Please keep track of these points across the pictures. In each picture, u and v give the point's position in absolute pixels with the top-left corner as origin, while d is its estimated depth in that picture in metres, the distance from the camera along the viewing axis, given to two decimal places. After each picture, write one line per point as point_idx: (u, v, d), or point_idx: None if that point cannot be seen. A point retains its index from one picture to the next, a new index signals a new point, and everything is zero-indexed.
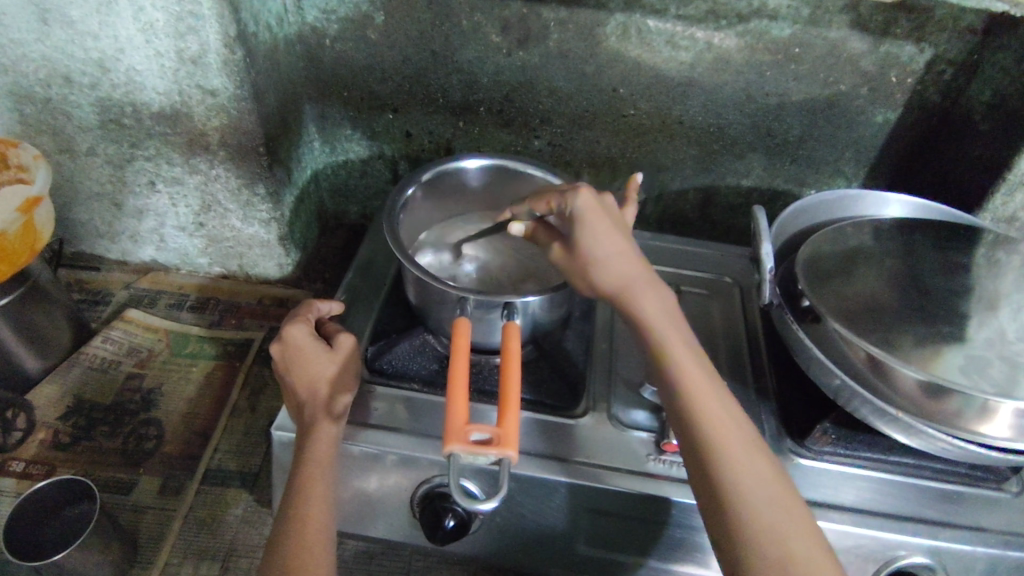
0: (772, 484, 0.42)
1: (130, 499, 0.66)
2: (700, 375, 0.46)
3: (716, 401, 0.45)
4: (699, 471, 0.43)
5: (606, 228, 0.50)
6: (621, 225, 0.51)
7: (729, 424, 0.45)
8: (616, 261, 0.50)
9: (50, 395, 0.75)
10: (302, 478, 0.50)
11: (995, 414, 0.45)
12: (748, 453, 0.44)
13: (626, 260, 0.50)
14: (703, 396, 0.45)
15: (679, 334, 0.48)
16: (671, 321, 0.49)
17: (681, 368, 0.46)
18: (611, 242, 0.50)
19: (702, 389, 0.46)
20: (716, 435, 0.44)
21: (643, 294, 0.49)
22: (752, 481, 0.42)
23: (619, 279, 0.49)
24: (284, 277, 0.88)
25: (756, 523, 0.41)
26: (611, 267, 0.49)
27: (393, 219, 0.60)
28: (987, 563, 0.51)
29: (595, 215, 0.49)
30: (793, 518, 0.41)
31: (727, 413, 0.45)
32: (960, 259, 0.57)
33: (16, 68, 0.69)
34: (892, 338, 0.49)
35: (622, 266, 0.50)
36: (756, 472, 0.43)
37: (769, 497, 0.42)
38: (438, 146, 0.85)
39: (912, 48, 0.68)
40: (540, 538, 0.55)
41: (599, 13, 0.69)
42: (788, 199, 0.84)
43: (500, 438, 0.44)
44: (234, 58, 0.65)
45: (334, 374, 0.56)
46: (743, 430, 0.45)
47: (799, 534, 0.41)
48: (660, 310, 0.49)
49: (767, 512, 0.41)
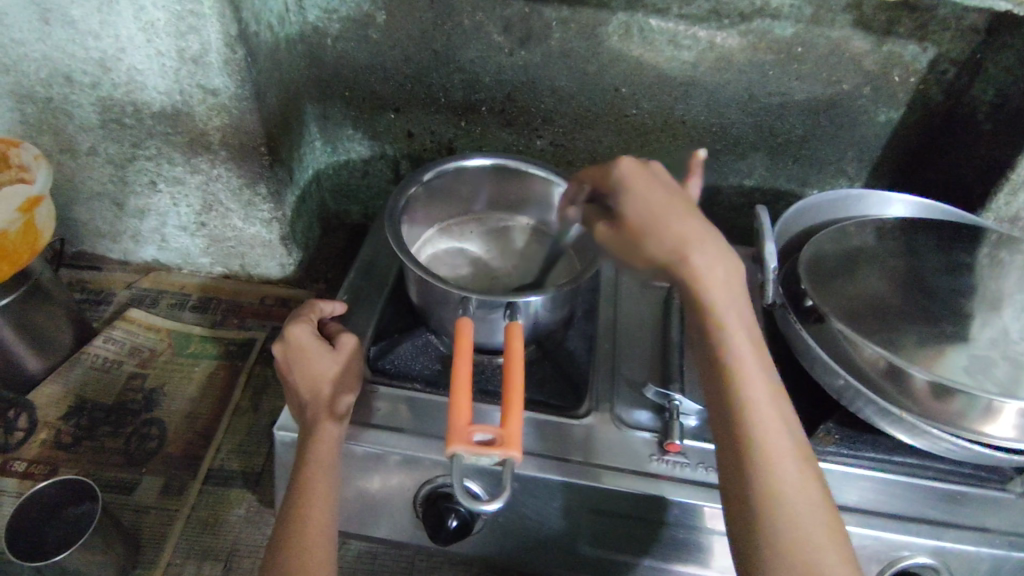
0: (805, 482, 0.41)
1: (133, 499, 0.66)
2: (752, 360, 0.44)
3: (764, 390, 0.43)
4: (734, 462, 0.42)
5: (661, 196, 0.45)
6: (678, 192, 0.46)
7: (773, 416, 0.43)
8: (681, 231, 0.44)
9: (51, 394, 0.75)
10: (304, 480, 0.50)
11: (998, 414, 0.45)
12: (785, 450, 0.42)
13: (688, 225, 0.44)
14: (753, 384, 0.43)
15: (739, 315, 0.44)
16: (733, 303, 0.44)
17: (734, 352, 0.44)
18: (665, 209, 0.45)
19: (751, 376, 0.43)
20: (759, 426, 0.42)
21: (707, 266, 0.43)
22: (787, 478, 0.41)
23: (684, 249, 0.43)
24: (286, 277, 0.88)
25: (782, 520, 0.40)
26: (675, 232, 0.44)
27: (394, 220, 0.60)
28: (991, 563, 0.51)
29: (641, 182, 0.46)
30: (820, 520, 0.40)
31: (773, 404, 0.43)
32: (964, 259, 0.57)
33: (17, 68, 0.69)
34: (896, 339, 0.49)
35: (687, 231, 0.44)
36: (792, 469, 0.41)
37: (799, 496, 0.41)
38: (440, 145, 0.85)
39: (915, 47, 0.68)
40: (544, 539, 0.55)
41: (601, 13, 0.69)
42: (790, 199, 0.84)
43: (504, 439, 0.44)
44: (235, 57, 0.64)
45: (337, 373, 0.56)
46: (786, 424, 0.43)
47: (824, 537, 0.40)
48: (723, 284, 0.44)
49: (796, 510, 0.40)
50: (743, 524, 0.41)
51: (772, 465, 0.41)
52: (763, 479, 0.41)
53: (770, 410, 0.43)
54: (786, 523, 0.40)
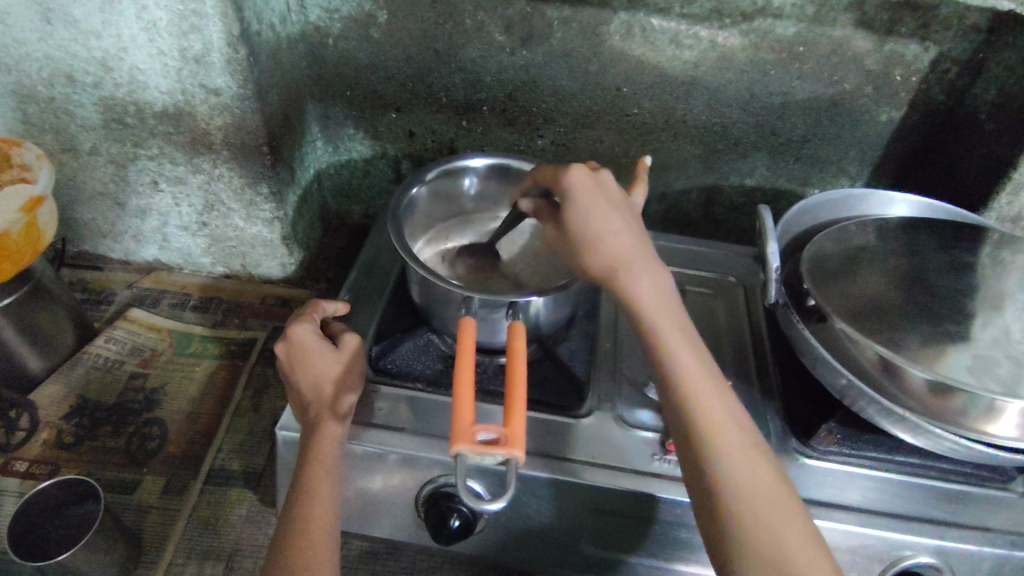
0: (770, 483, 0.41)
1: (134, 499, 0.66)
2: (700, 369, 0.44)
3: (714, 399, 0.43)
4: (696, 471, 0.42)
5: (600, 207, 0.47)
6: (620, 202, 0.48)
7: (728, 422, 0.43)
8: (613, 243, 0.46)
9: (54, 394, 0.75)
10: (307, 480, 0.50)
11: (1001, 413, 0.45)
12: (747, 454, 0.42)
13: (623, 240, 0.46)
14: (703, 394, 0.43)
15: (679, 326, 0.45)
16: (670, 309, 0.45)
17: (680, 367, 0.43)
18: (606, 223, 0.46)
19: (700, 386, 0.43)
20: (714, 433, 0.42)
21: (638, 280, 0.45)
22: (749, 481, 0.41)
23: (617, 260, 0.45)
24: (288, 277, 0.88)
25: (751, 522, 0.40)
26: (609, 248, 0.46)
27: (398, 219, 0.60)
28: (993, 563, 0.51)
29: (585, 192, 0.47)
30: (790, 516, 0.40)
31: (727, 409, 0.43)
32: (966, 259, 0.57)
33: (19, 68, 0.69)
34: (899, 338, 0.49)
35: (620, 246, 0.46)
36: (755, 472, 0.41)
37: (765, 499, 0.40)
38: (441, 145, 0.85)
39: (917, 47, 0.68)
40: (545, 538, 0.55)
41: (603, 12, 0.69)
42: (793, 198, 0.84)
43: (507, 439, 0.44)
44: (237, 57, 0.64)
45: (339, 374, 0.56)
46: (743, 426, 0.43)
47: (796, 533, 0.40)
48: (655, 294, 0.45)
49: (765, 510, 0.40)
50: (713, 530, 0.41)
51: (733, 468, 0.41)
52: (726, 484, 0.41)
53: (724, 417, 0.43)
54: (756, 523, 0.39)
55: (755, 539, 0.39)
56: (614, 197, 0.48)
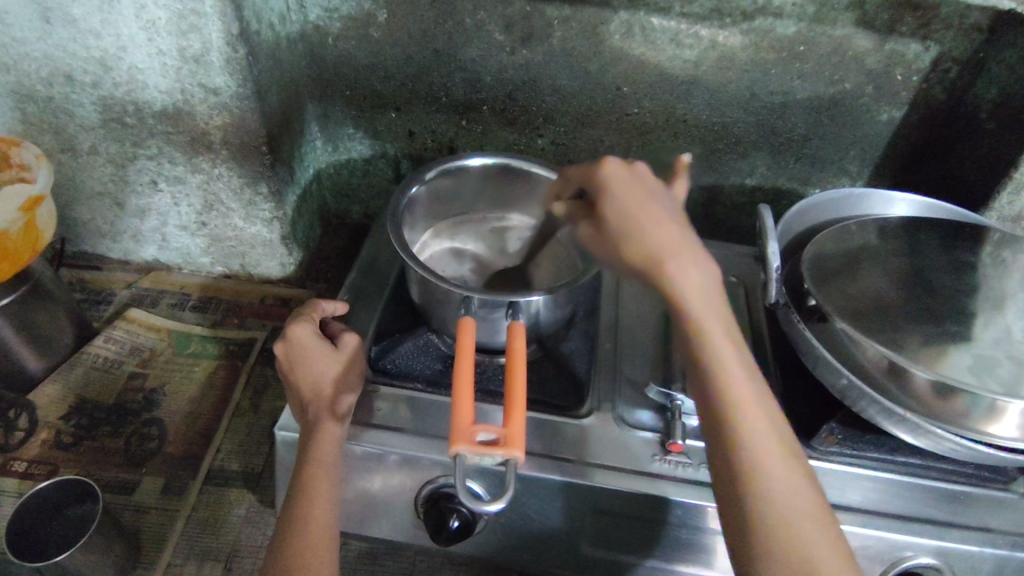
0: (800, 487, 0.41)
1: (133, 499, 0.66)
2: (741, 368, 0.43)
3: (752, 399, 0.42)
4: (727, 471, 0.41)
5: (640, 198, 0.44)
6: (662, 194, 0.45)
7: (764, 424, 0.42)
8: (660, 235, 0.43)
9: (53, 394, 0.75)
10: (305, 480, 0.50)
11: (1003, 414, 0.45)
12: (778, 456, 0.41)
13: (671, 232, 0.43)
14: (742, 394, 0.42)
15: (723, 323, 0.43)
16: (715, 306, 0.43)
17: (721, 366, 0.42)
18: (649, 216, 0.43)
19: (740, 385, 0.42)
20: (749, 435, 0.41)
21: (687, 273, 0.42)
22: (780, 484, 0.40)
23: (665, 252, 0.42)
24: (287, 276, 0.88)
25: (778, 525, 0.39)
26: (654, 240, 0.42)
27: (397, 218, 0.59)
28: (995, 564, 0.51)
29: (625, 184, 0.45)
30: (817, 522, 0.40)
31: (764, 411, 0.42)
32: (967, 258, 0.57)
33: (18, 67, 0.69)
34: (900, 338, 0.49)
35: (665, 237, 0.43)
36: (786, 476, 0.41)
37: (793, 502, 0.40)
38: (441, 145, 0.85)
39: (918, 46, 0.68)
40: (545, 539, 0.55)
41: (603, 11, 0.69)
42: (793, 198, 0.84)
43: (506, 440, 0.43)
44: (236, 56, 0.64)
45: (338, 373, 0.55)
46: (778, 429, 0.42)
47: (821, 538, 0.39)
48: (703, 288, 0.42)
49: (791, 514, 0.40)
50: (738, 530, 0.41)
51: (765, 471, 0.40)
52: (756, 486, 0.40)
53: (761, 419, 0.42)
54: (786, 525, 0.39)
55: (781, 543, 0.39)
56: (654, 188, 0.46)
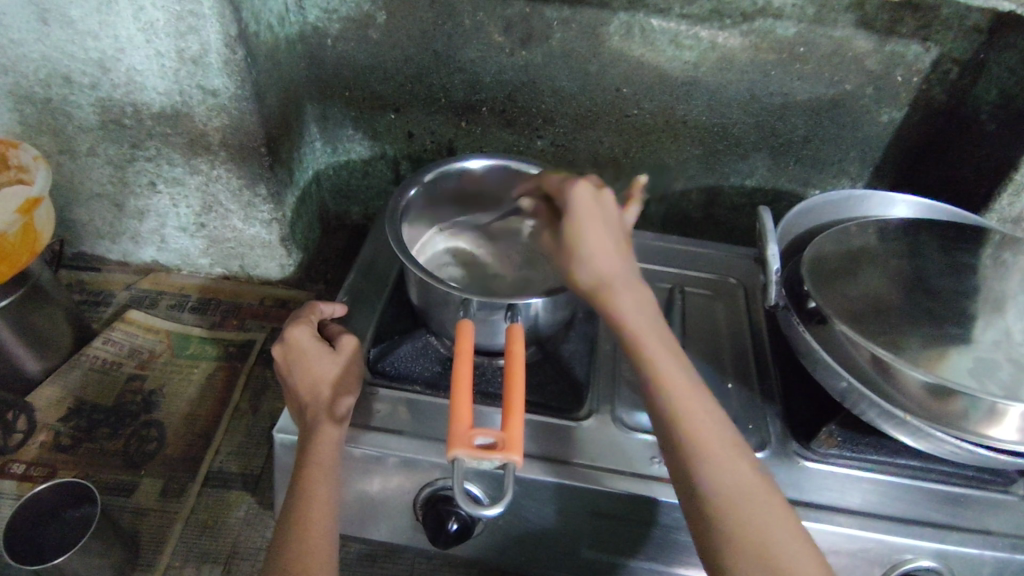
0: (759, 491, 0.41)
1: (132, 501, 0.66)
2: (688, 384, 0.43)
3: (701, 412, 0.42)
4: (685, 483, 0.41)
5: (590, 223, 0.46)
6: (612, 218, 0.47)
7: (716, 434, 0.42)
8: (597, 257, 0.45)
9: (51, 396, 0.74)
10: (304, 483, 0.50)
11: (1003, 417, 0.45)
12: (733, 461, 0.41)
13: (608, 255, 0.45)
14: (689, 407, 0.42)
15: (663, 343, 0.44)
16: (651, 324, 0.45)
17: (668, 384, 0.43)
18: (596, 241, 0.45)
19: (687, 401, 0.42)
20: (700, 446, 0.41)
21: (625, 296, 0.44)
22: (737, 488, 0.40)
23: (603, 272, 0.45)
24: (286, 278, 0.87)
25: (741, 530, 0.39)
26: (600, 263, 0.45)
27: (395, 219, 0.59)
28: (996, 566, 0.51)
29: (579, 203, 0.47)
30: (782, 523, 0.40)
31: (714, 420, 0.42)
32: (967, 260, 0.57)
33: (17, 68, 0.69)
34: (900, 341, 0.49)
35: (607, 260, 0.45)
36: (744, 482, 0.41)
37: (754, 505, 0.40)
38: (440, 146, 0.84)
39: (918, 47, 0.67)
40: (544, 541, 0.55)
41: (603, 12, 0.69)
42: (793, 199, 0.84)
43: (505, 443, 0.43)
44: (235, 58, 0.64)
45: (337, 376, 0.55)
46: (728, 437, 0.42)
47: (788, 537, 0.39)
48: (636, 307, 0.44)
49: (754, 517, 0.40)
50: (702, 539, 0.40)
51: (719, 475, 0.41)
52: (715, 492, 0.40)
53: (711, 429, 0.42)
54: (744, 526, 0.39)
55: (738, 545, 0.39)
56: (605, 210, 0.47)
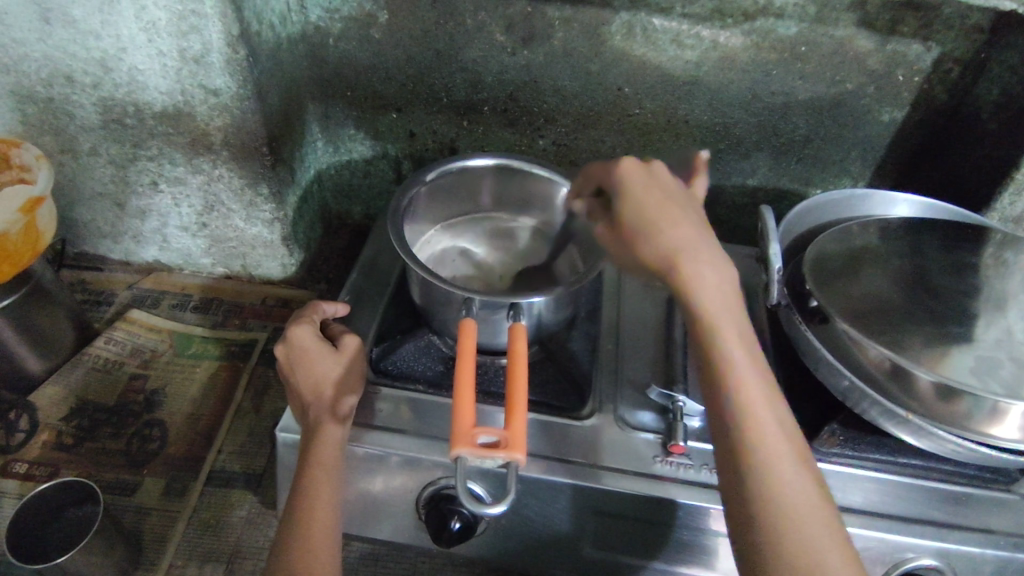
0: (806, 485, 0.40)
1: (134, 500, 0.66)
2: (752, 369, 0.43)
3: (764, 406, 0.42)
4: (734, 470, 0.41)
5: (652, 203, 0.46)
6: (679, 200, 0.47)
7: (777, 431, 0.42)
8: (669, 232, 0.45)
9: (53, 395, 0.74)
10: (307, 482, 0.50)
11: (1005, 414, 0.45)
12: (786, 454, 0.41)
13: (681, 230, 0.45)
14: (754, 400, 0.42)
15: (735, 328, 0.44)
16: (726, 306, 0.44)
17: (736, 373, 0.43)
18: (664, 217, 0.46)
19: (749, 386, 0.42)
20: (759, 438, 0.41)
21: (704, 276, 0.44)
22: (786, 482, 0.40)
23: (675, 247, 0.44)
24: (288, 277, 0.88)
25: (788, 528, 0.39)
26: (671, 240, 0.44)
27: (398, 220, 0.59)
28: (997, 565, 0.51)
29: (644, 183, 0.48)
30: (827, 528, 0.39)
31: (774, 414, 0.42)
32: (969, 259, 0.57)
33: (18, 68, 0.69)
34: (902, 339, 0.49)
35: (683, 237, 0.45)
36: (796, 482, 0.40)
37: (801, 501, 0.40)
38: (441, 145, 0.85)
39: (919, 47, 0.68)
40: (547, 540, 0.55)
41: (604, 12, 0.69)
42: (794, 199, 0.84)
43: (508, 443, 0.43)
44: (237, 57, 0.64)
45: (340, 376, 0.55)
46: (785, 428, 0.42)
47: (831, 543, 0.39)
48: (714, 285, 0.44)
49: (800, 517, 0.39)
50: (744, 527, 0.40)
51: (771, 465, 0.40)
52: (769, 487, 0.40)
53: (773, 426, 0.42)
54: (788, 519, 0.39)
55: (780, 535, 0.39)
56: (671, 192, 0.48)
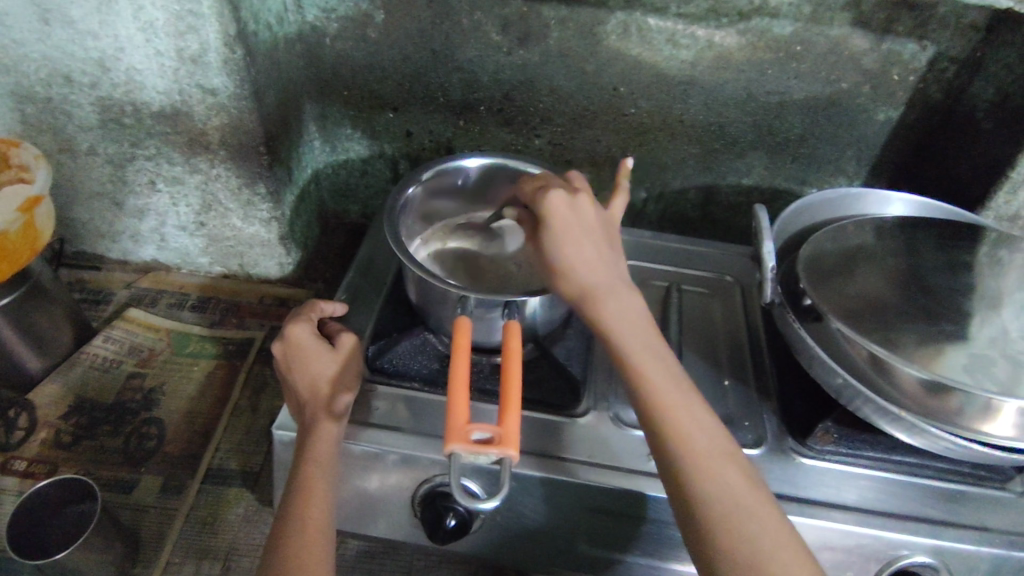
0: (746, 491, 0.42)
1: (132, 498, 0.66)
2: (677, 393, 0.45)
3: (694, 425, 0.44)
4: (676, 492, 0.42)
5: (571, 239, 0.49)
6: (594, 230, 0.50)
7: (709, 448, 0.43)
8: (582, 270, 0.48)
9: (52, 394, 0.75)
10: (303, 479, 0.50)
11: (998, 412, 0.45)
12: (723, 467, 0.42)
13: (594, 267, 0.48)
14: (681, 421, 0.44)
15: (655, 356, 0.46)
16: (642, 336, 0.47)
17: (658, 397, 0.44)
18: (578, 254, 0.49)
19: (677, 409, 0.44)
20: (691, 457, 0.42)
21: (609, 302, 0.47)
22: (725, 494, 0.41)
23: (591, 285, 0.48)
24: (285, 276, 0.88)
25: (733, 540, 0.40)
26: (580, 275, 0.48)
27: (394, 219, 0.60)
28: (991, 563, 0.51)
29: (563, 218, 0.50)
30: (769, 524, 0.41)
31: (706, 430, 0.44)
32: (962, 258, 0.57)
33: (18, 68, 0.69)
34: (895, 337, 0.49)
35: (589, 271, 0.48)
36: (735, 491, 0.41)
37: (745, 508, 0.41)
38: (438, 145, 0.85)
39: (914, 46, 0.68)
40: (541, 538, 0.55)
41: (600, 12, 0.69)
42: (790, 198, 0.84)
43: (501, 438, 0.44)
44: (234, 57, 0.64)
45: (337, 374, 0.56)
46: (720, 444, 0.43)
47: (780, 547, 0.40)
48: (624, 318, 0.47)
49: (743, 526, 0.40)
50: (694, 542, 0.41)
51: (708, 480, 0.42)
52: (708, 503, 0.41)
53: (705, 441, 0.43)
54: (731, 531, 0.40)
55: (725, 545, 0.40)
56: (587, 224, 0.50)
